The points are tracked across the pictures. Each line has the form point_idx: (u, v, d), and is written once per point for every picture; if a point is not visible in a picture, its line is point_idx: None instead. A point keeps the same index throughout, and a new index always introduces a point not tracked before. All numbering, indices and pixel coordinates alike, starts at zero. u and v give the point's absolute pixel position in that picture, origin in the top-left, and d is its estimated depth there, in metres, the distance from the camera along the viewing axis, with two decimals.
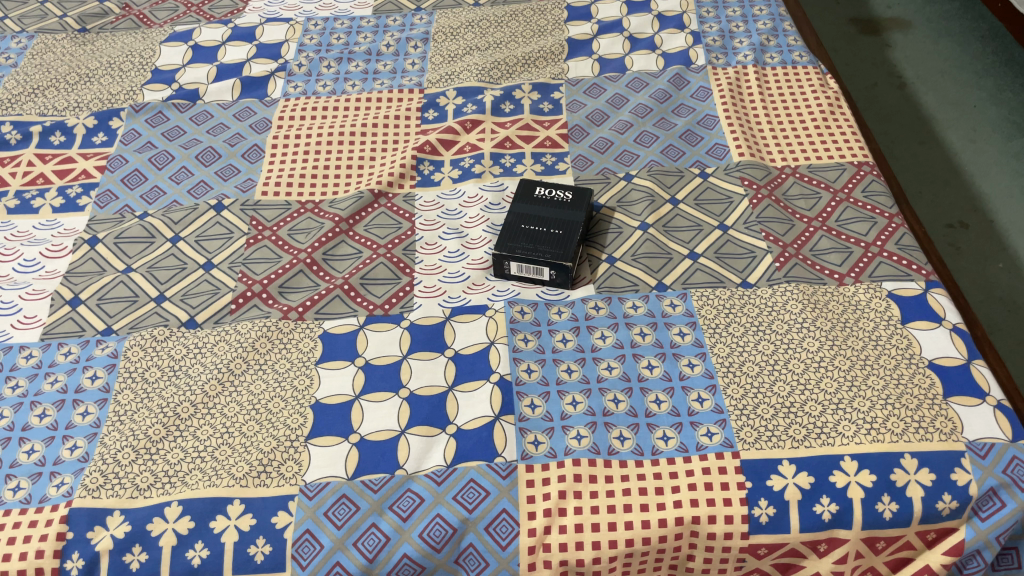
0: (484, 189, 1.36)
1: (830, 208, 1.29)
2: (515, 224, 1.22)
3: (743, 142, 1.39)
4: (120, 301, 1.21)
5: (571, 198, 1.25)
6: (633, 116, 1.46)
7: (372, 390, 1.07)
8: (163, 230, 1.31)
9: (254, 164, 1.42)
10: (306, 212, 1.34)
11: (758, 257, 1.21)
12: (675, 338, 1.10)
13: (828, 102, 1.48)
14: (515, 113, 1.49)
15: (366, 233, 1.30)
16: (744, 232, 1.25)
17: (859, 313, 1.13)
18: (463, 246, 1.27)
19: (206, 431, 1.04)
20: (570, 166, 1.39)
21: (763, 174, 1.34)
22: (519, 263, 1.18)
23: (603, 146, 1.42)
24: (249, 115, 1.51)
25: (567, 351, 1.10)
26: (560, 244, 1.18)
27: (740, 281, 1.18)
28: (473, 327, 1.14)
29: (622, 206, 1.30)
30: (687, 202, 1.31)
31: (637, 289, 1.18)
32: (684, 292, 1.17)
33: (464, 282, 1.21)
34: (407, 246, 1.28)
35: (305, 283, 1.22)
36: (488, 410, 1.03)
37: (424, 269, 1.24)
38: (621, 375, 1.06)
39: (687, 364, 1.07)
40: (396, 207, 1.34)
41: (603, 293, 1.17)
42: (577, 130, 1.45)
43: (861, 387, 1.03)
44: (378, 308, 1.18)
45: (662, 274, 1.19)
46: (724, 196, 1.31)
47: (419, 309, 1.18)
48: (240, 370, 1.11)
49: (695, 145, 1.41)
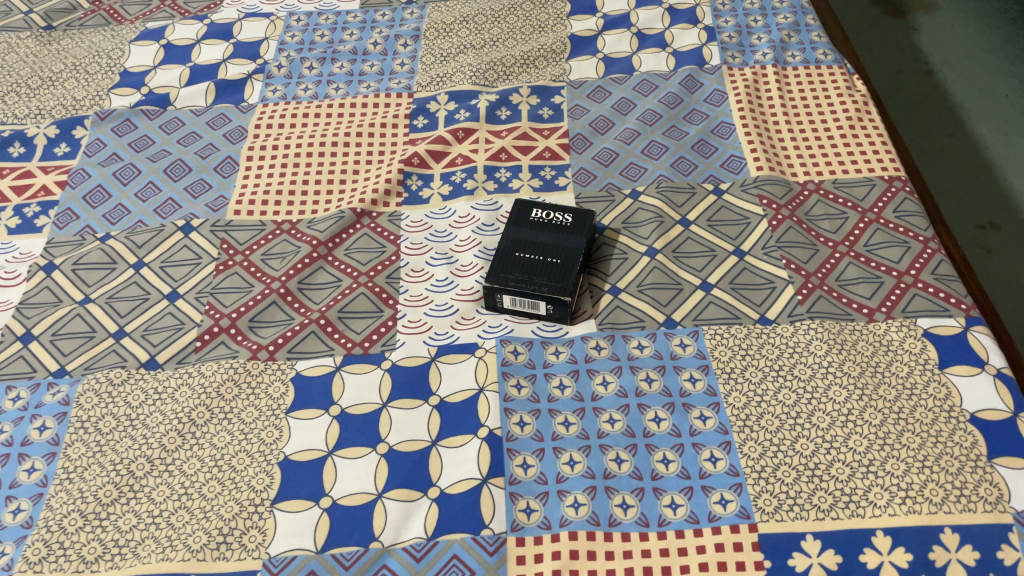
0: (477, 208, 1.24)
1: (858, 230, 1.16)
2: (508, 251, 1.10)
3: (762, 154, 1.27)
4: (76, 338, 1.11)
5: (571, 221, 1.13)
6: (640, 124, 1.34)
7: (348, 445, 0.97)
8: (126, 254, 1.20)
9: (226, 179, 1.30)
10: (282, 234, 1.22)
11: (778, 288, 1.09)
12: (684, 385, 0.99)
13: (855, 106, 1.35)
14: (512, 120, 1.37)
15: (346, 258, 1.19)
16: (763, 259, 1.13)
17: (891, 356, 1.01)
18: (452, 273, 1.16)
19: (162, 492, 0.94)
20: (571, 181, 1.27)
21: (784, 192, 1.21)
22: (512, 296, 1.07)
23: (607, 158, 1.29)
24: (223, 122, 1.39)
25: (565, 400, 0.98)
26: (558, 276, 1.06)
27: (758, 316, 1.06)
28: (460, 371, 1.03)
29: (627, 228, 1.18)
30: (699, 223, 1.19)
31: (643, 325, 1.06)
32: (696, 329, 1.05)
33: (453, 316, 1.10)
34: (390, 273, 1.16)
35: (277, 317, 1.11)
36: (475, 471, 0.92)
37: (409, 300, 1.13)
38: (624, 430, 0.95)
39: (699, 417, 0.96)
40: (380, 228, 1.23)
41: (606, 330, 1.06)
42: (579, 140, 1.33)
43: (894, 447, 0.92)
44: (356, 347, 1.07)
45: (670, 308, 1.07)
46: (740, 217, 1.19)
47: (402, 348, 1.07)
48: (202, 420, 1.00)
49: (707, 157, 1.28)
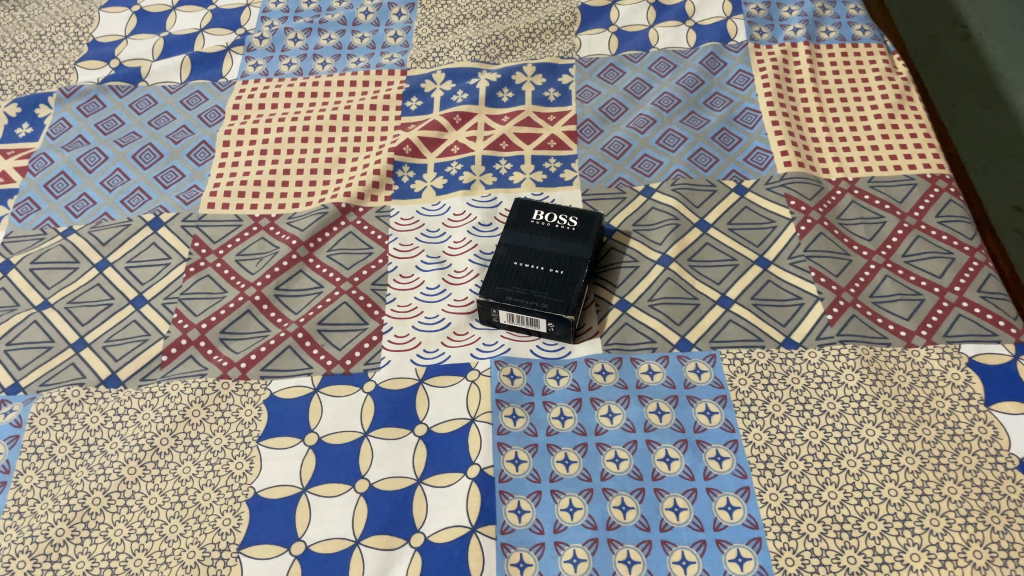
0: (473, 205, 1.12)
1: (896, 238, 1.05)
2: (505, 259, 0.99)
3: (790, 147, 1.14)
4: (32, 348, 1.01)
5: (576, 225, 1.02)
6: (655, 110, 1.21)
7: (324, 481, 0.88)
8: (89, 253, 1.10)
9: (200, 166, 1.19)
10: (259, 231, 1.12)
11: (806, 305, 0.98)
12: (699, 420, 0.89)
13: (895, 92, 1.21)
14: (514, 103, 1.24)
15: (328, 260, 1.08)
16: (789, 270, 1.02)
17: (931, 389, 0.90)
18: (445, 281, 1.05)
19: (119, 531, 0.85)
20: (577, 175, 1.15)
21: (813, 192, 1.09)
22: (509, 311, 0.96)
23: (619, 149, 1.17)
24: (198, 101, 1.28)
25: (565, 434, 0.88)
26: (560, 289, 0.96)
27: (782, 338, 0.95)
28: (451, 396, 0.93)
29: (639, 231, 1.07)
30: (718, 226, 1.07)
31: (654, 346, 0.95)
32: (713, 352, 0.94)
33: (444, 331, 1.00)
34: (376, 279, 1.05)
35: (251, 327, 1.02)
36: (463, 516, 0.83)
37: (397, 310, 1.02)
38: (630, 472, 0.85)
39: (714, 457, 0.86)
40: (367, 226, 1.12)
41: (612, 352, 0.95)
42: (588, 127, 1.21)
43: (934, 498, 0.82)
44: (336, 365, 0.97)
45: (684, 327, 0.97)
46: (764, 221, 1.07)
47: (386, 367, 0.97)
48: (165, 448, 0.91)
49: (729, 149, 1.16)
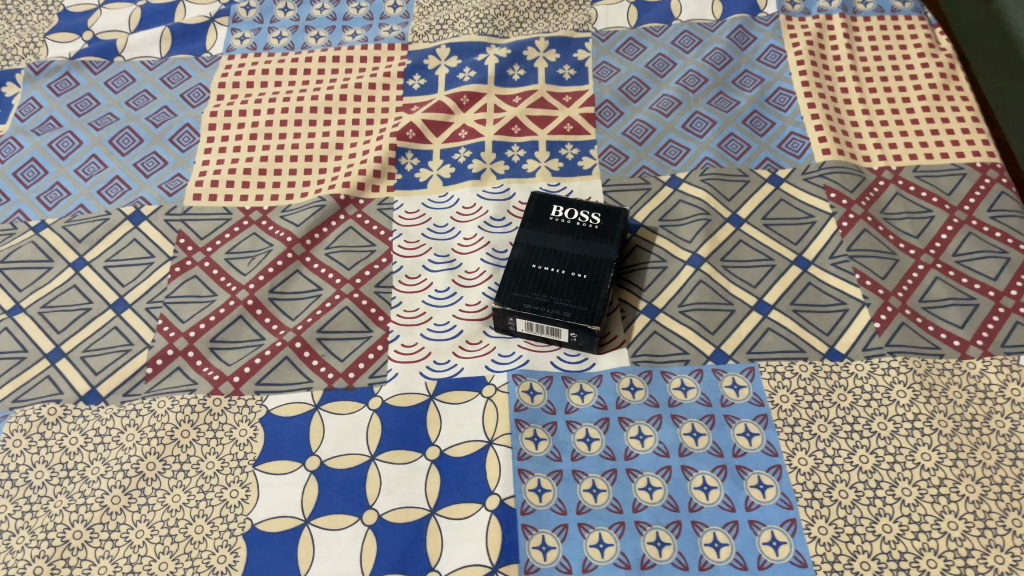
0: (484, 197, 1.03)
1: (945, 235, 0.97)
2: (523, 261, 0.90)
3: (829, 132, 1.05)
4: (3, 359, 0.92)
5: (599, 223, 0.93)
6: (680, 91, 1.11)
7: (328, 511, 0.80)
8: (65, 251, 1.01)
9: (184, 152, 1.09)
10: (251, 226, 1.02)
11: (850, 312, 0.90)
12: (738, 442, 0.81)
13: (940, 71, 1.12)
14: (526, 82, 1.14)
15: (327, 258, 0.99)
16: (830, 271, 0.93)
17: (990, 407, 0.83)
18: (455, 282, 0.96)
19: (103, 569, 0.78)
20: (597, 163, 1.06)
21: (855, 183, 1.00)
22: (527, 320, 0.88)
23: (641, 134, 1.08)
24: (180, 79, 1.17)
25: (591, 459, 0.81)
26: (584, 295, 0.87)
27: (826, 348, 0.87)
28: (465, 414, 0.85)
29: (666, 227, 0.98)
30: (752, 221, 0.98)
31: (687, 358, 0.87)
32: (751, 364, 0.86)
33: (456, 339, 0.91)
34: (380, 280, 0.97)
35: (244, 335, 0.93)
36: (483, 553, 0.76)
37: (403, 316, 0.94)
38: (665, 503, 0.78)
39: (756, 485, 0.78)
40: (369, 220, 1.02)
41: (641, 364, 0.87)
42: (607, 109, 1.11)
43: (997, 532, 0.75)
44: (338, 378, 0.89)
45: (719, 336, 0.89)
46: (802, 215, 0.98)
47: (394, 381, 0.88)
48: (152, 473, 0.83)
49: (762, 134, 1.07)
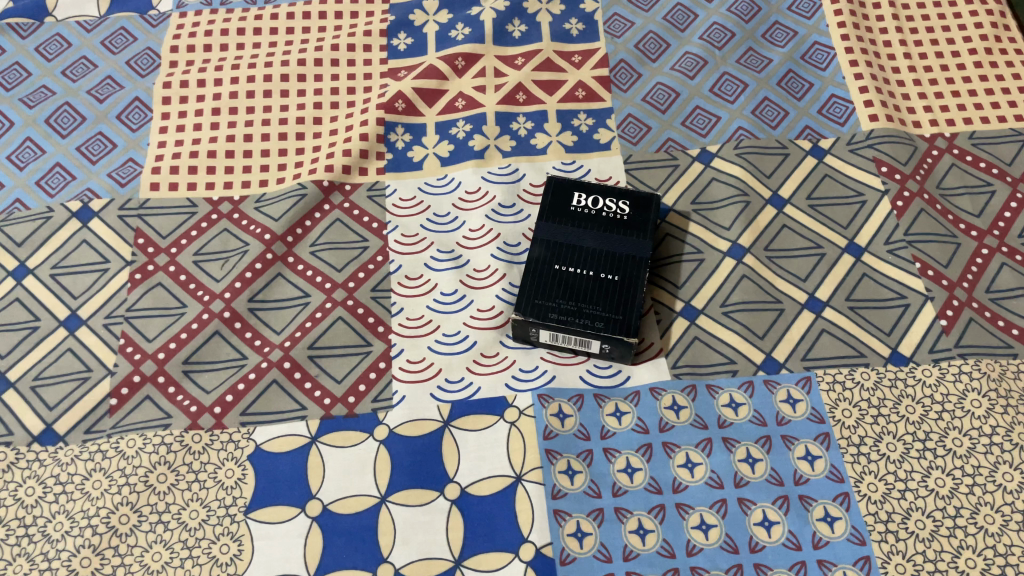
0: (490, 179, 0.90)
1: (1009, 212, 0.86)
2: (543, 262, 0.78)
3: (875, 95, 0.93)
4: None
5: (628, 213, 0.81)
6: (704, 48, 0.98)
7: (336, 566, 0.69)
8: (3, 258, 0.86)
9: (135, 133, 0.95)
10: (222, 221, 0.89)
11: (912, 307, 0.80)
12: (799, 467, 0.72)
13: (991, 19, 1.00)
14: (529, 40, 1.01)
15: (312, 258, 0.86)
16: (887, 259, 0.83)
17: None
18: (463, 283, 0.84)
19: None
20: (616, 136, 0.93)
21: (907, 154, 0.89)
22: (552, 332, 0.77)
23: (664, 100, 0.95)
24: (124, 42, 1.02)
25: (635, 494, 0.71)
26: (616, 301, 0.76)
27: (888, 352, 0.78)
28: (486, 444, 0.74)
29: (700, 212, 0.87)
30: (795, 202, 0.87)
31: (734, 368, 0.77)
32: (807, 374, 0.76)
33: (469, 352, 0.80)
34: (376, 283, 0.84)
35: (222, 354, 0.80)
36: None
37: (407, 325, 0.82)
38: (722, 544, 0.68)
39: (823, 518, 0.69)
40: (358, 210, 0.89)
41: (683, 378, 0.77)
42: (622, 70, 0.98)
43: None
44: (336, 405, 0.77)
45: (769, 341, 0.78)
46: (850, 194, 0.87)
47: (401, 406, 0.77)
48: (126, 528, 0.71)
49: (799, 97, 0.94)
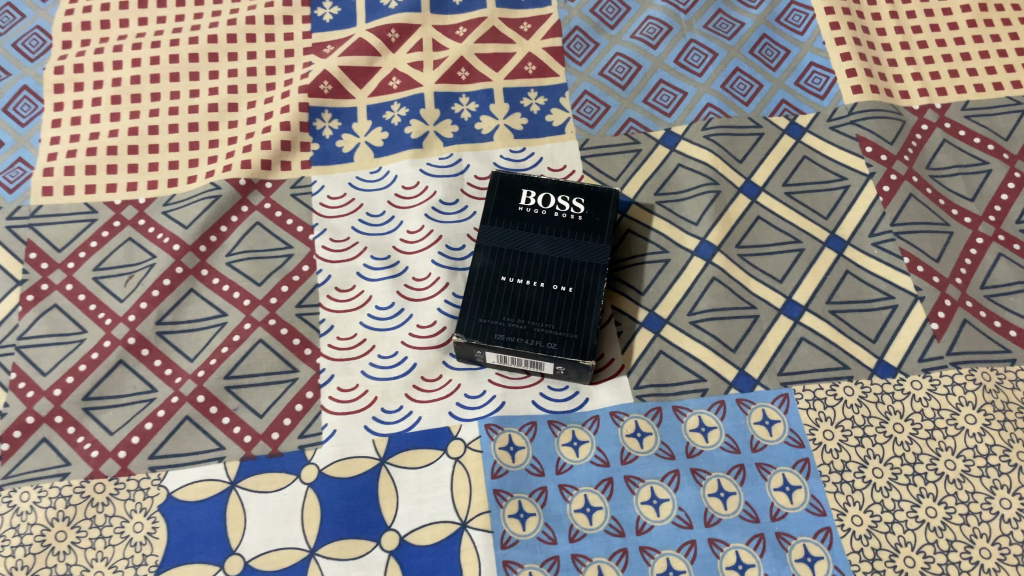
0: (429, 172, 0.80)
1: (1006, 195, 0.78)
2: (488, 273, 0.69)
3: (858, 62, 0.83)
4: None
5: (583, 212, 0.72)
6: (668, 12, 0.88)
7: None
8: None
9: (25, 127, 0.83)
10: (126, 230, 0.78)
11: (900, 309, 0.72)
12: (777, 500, 0.64)
13: None
14: (471, 6, 0.89)
15: (229, 270, 0.76)
16: (872, 254, 0.74)
17: None
18: (400, 295, 0.75)
19: None
20: (570, 116, 0.83)
21: (894, 131, 0.80)
22: (500, 354, 0.68)
23: (623, 74, 0.85)
24: (11, 20, 0.90)
25: (595, 537, 0.63)
26: (570, 317, 0.67)
27: (874, 362, 0.70)
28: (428, 483, 0.66)
29: (664, 204, 0.78)
30: (769, 189, 0.78)
31: (704, 387, 0.69)
32: (784, 391, 0.68)
33: (408, 375, 0.71)
34: (302, 297, 0.75)
35: (128, 387, 0.71)
36: None
37: (337, 346, 0.73)
38: None
39: (803, 558, 0.62)
40: (280, 212, 0.79)
41: (647, 400, 0.69)
42: (577, 39, 0.87)
43: None
44: (258, 443, 0.68)
45: (741, 354, 0.70)
46: (831, 178, 0.78)
47: (331, 442, 0.68)
48: None
49: (774, 67, 0.84)
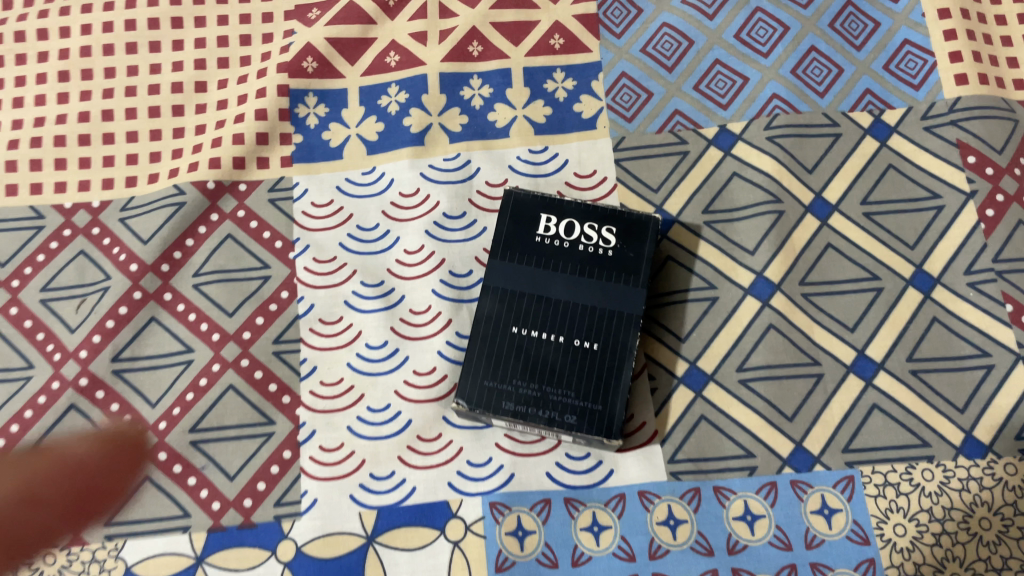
0: (433, 175, 0.67)
1: None
2: (497, 324, 0.57)
3: (963, 45, 0.68)
4: None
5: (614, 246, 0.59)
6: None
7: None
8: None
9: None
10: (77, 240, 0.67)
11: (996, 372, 0.59)
12: None
13: None
14: None
15: (196, 295, 0.65)
16: (965, 297, 0.61)
17: None
18: (396, 331, 0.63)
19: None
20: (604, 106, 0.68)
21: (1004, 137, 0.65)
22: (509, 423, 0.57)
23: (671, 51, 0.70)
24: None
25: None
26: (594, 383, 0.55)
27: (960, 438, 0.58)
28: (422, 570, 0.56)
29: (714, 224, 0.64)
30: (844, 208, 0.64)
31: (752, 465, 0.58)
32: (849, 474, 0.57)
33: (402, 434, 0.60)
34: (281, 331, 0.64)
35: (81, 437, 0.61)
36: None
37: (320, 393, 0.62)
38: None
39: None
40: (256, 221, 0.67)
41: (684, 480, 0.58)
42: (616, 4, 0.72)
43: None
44: (228, 510, 0.59)
45: (799, 426, 0.59)
46: (921, 195, 0.64)
47: (312, 515, 0.58)
48: None
49: (858, 45, 0.69)
